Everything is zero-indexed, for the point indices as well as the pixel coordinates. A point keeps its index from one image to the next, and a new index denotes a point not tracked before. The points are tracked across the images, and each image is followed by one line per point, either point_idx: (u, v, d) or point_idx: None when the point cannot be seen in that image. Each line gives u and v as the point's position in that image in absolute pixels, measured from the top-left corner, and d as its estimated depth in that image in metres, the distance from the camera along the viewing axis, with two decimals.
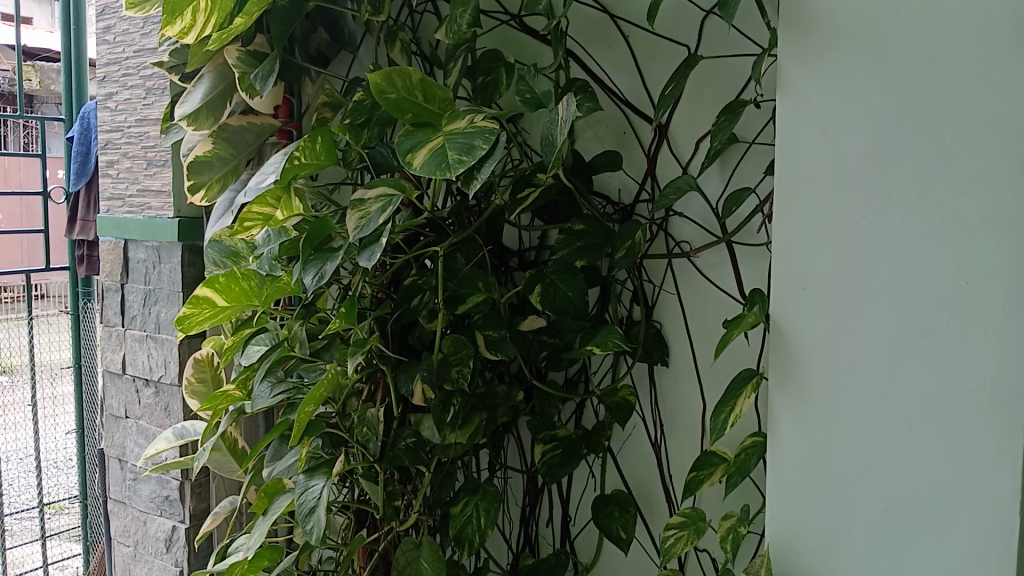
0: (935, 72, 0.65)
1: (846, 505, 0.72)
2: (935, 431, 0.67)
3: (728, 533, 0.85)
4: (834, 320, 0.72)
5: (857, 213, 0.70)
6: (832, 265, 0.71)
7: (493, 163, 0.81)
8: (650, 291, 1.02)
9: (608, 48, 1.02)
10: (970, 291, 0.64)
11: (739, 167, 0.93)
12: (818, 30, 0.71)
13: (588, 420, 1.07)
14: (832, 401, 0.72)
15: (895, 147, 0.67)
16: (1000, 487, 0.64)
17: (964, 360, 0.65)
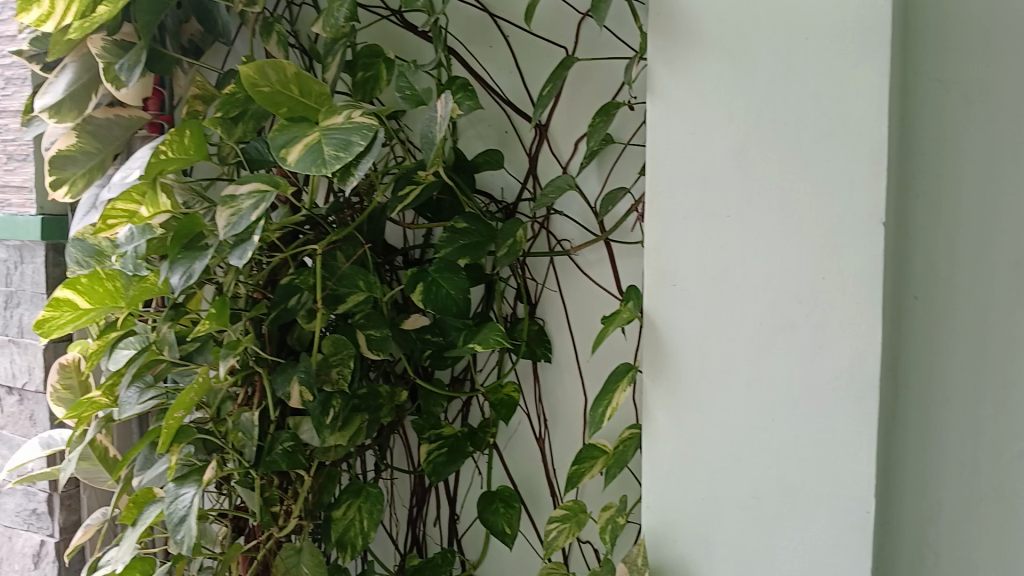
0: (794, 77, 0.68)
1: (716, 492, 0.75)
2: (797, 417, 0.70)
3: (607, 523, 0.87)
4: (703, 315, 0.74)
5: (722, 212, 0.73)
6: (701, 262, 0.74)
7: (370, 160, 0.80)
8: (534, 288, 1.02)
9: (488, 47, 1.03)
10: (826, 286, 0.68)
11: (615, 167, 0.95)
12: (686, 35, 0.74)
13: (475, 417, 1.07)
14: (702, 393, 0.75)
15: (757, 150, 0.71)
16: (857, 469, 0.68)
17: (823, 351, 0.69)
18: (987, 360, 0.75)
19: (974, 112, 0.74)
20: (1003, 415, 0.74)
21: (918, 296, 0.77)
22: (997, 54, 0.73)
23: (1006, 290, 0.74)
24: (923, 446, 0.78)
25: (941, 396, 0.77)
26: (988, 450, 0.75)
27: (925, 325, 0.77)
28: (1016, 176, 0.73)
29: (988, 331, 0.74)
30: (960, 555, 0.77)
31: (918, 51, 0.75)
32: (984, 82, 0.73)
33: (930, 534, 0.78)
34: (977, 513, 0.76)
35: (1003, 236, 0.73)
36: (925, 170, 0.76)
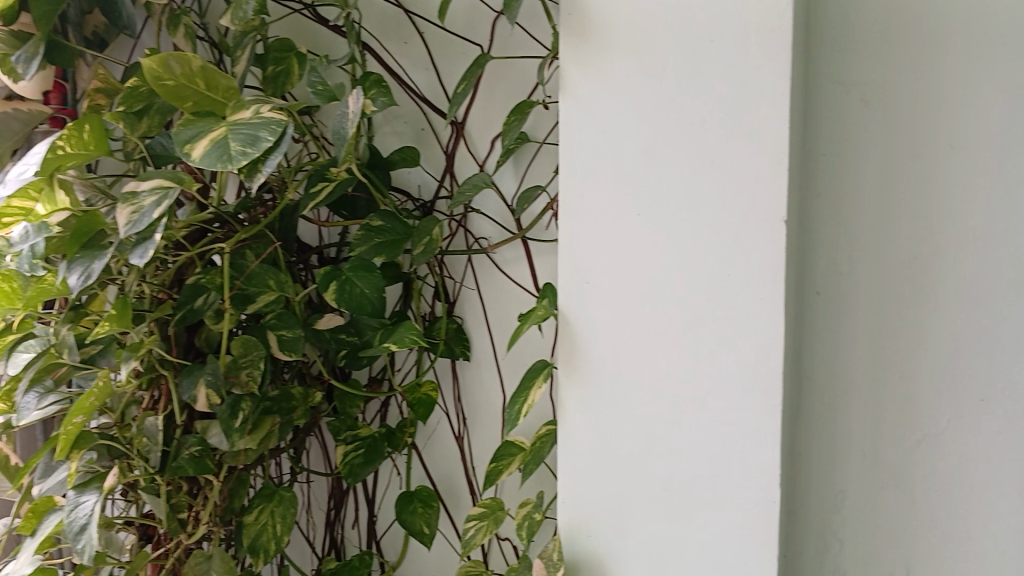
0: (700, 77, 0.70)
1: (629, 486, 0.76)
2: (705, 411, 0.72)
3: (524, 519, 0.86)
4: (616, 311, 0.75)
5: (633, 210, 0.73)
6: (613, 259, 0.75)
7: (278, 156, 0.78)
8: (451, 287, 1.02)
9: (404, 44, 1.01)
10: (732, 283, 0.70)
11: (531, 166, 0.96)
12: (596, 35, 0.74)
13: (394, 418, 1.06)
14: (615, 388, 0.76)
15: (665, 150, 0.72)
16: (763, 461, 0.70)
17: (728, 346, 0.70)
18: (886, 352, 0.77)
19: (872, 113, 0.76)
20: (901, 405, 0.77)
21: (821, 291, 0.79)
22: (894, 57, 0.75)
23: (903, 285, 0.76)
24: (827, 436, 0.80)
25: (843, 388, 0.79)
26: (888, 439, 0.77)
27: (827, 320, 0.79)
28: (912, 175, 0.75)
29: (886, 324, 0.77)
30: (863, 541, 0.79)
31: (819, 54, 0.78)
32: (881, 84, 0.76)
33: (834, 521, 0.80)
34: (878, 500, 0.78)
35: (899, 233, 0.76)
36: (827, 169, 0.78)
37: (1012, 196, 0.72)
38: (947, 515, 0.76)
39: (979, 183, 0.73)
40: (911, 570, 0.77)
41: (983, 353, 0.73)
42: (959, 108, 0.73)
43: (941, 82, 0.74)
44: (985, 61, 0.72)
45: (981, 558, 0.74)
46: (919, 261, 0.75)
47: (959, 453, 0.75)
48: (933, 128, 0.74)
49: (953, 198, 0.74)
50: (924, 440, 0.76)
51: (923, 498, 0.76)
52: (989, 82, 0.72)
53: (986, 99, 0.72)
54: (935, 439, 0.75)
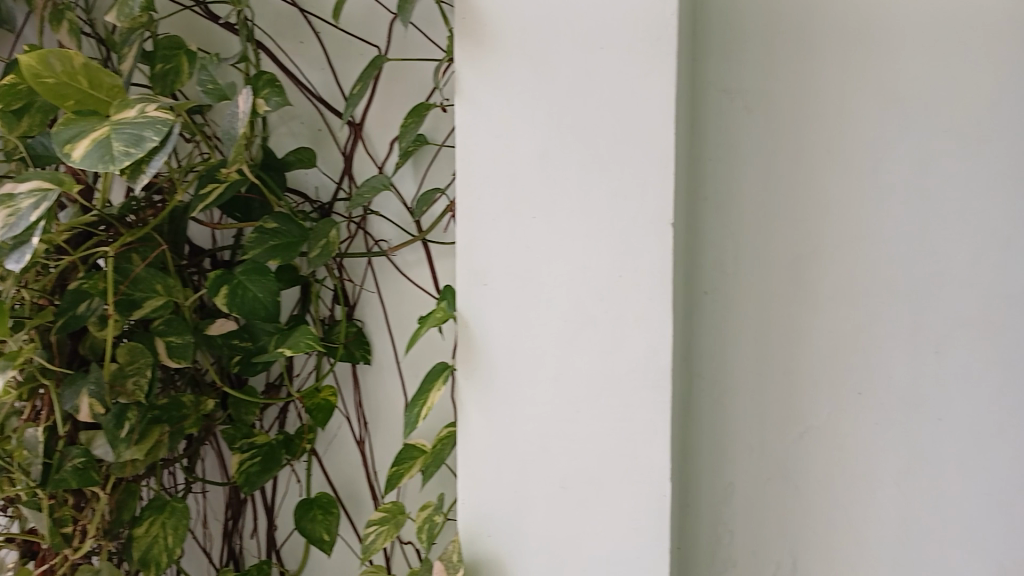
0: (590, 84, 0.72)
1: (527, 485, 0.77)
2: (599, 409, 0.74)
3: (423, 522, 0.83)
4: (513, 312, 0.76)
5: (528, 213, 0.74)
6: (509, 261, 0.75)
7: (163, 157, 0.76)
8: (351, 291, 0.98)
9: (299, 43, 0.99)
10: (623, 284, 0.72)
11: (430, 169, 0.94)
12: (489, 40, 0.75)
13: (292, 425, 1.03)
14: (513, 389, 0.76)
15: (558, 154, 0.73)
16: (655, 456, 0.73)
17: (619, 345, 0.73)
18: (770, 349, 0.80)
19: (756, 120, 0.79)
20: (785, 399, 0.80)
21: (709, 291, 0.82)
22: (774, 66, 0.78)
23: (785, 284, 0.79)
24: (717, 431, 0.83)
25: (732, 384, 0.82)
26: (774, 432, 0.81)
27: (715, 319, 0.82)
28: (792, 179, 0.78)
29: (770, 322, 0.80)
30: (751, 531, 0.82)
31: (706, 63, 0.80)
32: (763, 92, 0.79)
33: (724, 512, 0.83)
34: (765, 491, 0.81)
35: (781, 234, 0.79)
36: (714, 174, 0.81)
37: (883, 199, 0.75)
38: (828, 503, 0.79)
39: (853, 188, 0.76)
40: (796, 557, 0.81)
41: (859, 348, 0.77)
42: (834, 116, 0.77)
43: (817, 91, 0.77)
44: (859, 72, 0.76)
45: (859, 542, 0.79)
46: (800, 260, 0.79)
47: (838, 443, 0.78)
48: (811, 134, 0.77)
49: (830, 201, 0.77)
50: (806, 432, 0.79)
51: (805, 488, 0.80)
52: (863, 92, 0.75)
53: (859, 106, 0.76)
54: (815, 431, 0.79)
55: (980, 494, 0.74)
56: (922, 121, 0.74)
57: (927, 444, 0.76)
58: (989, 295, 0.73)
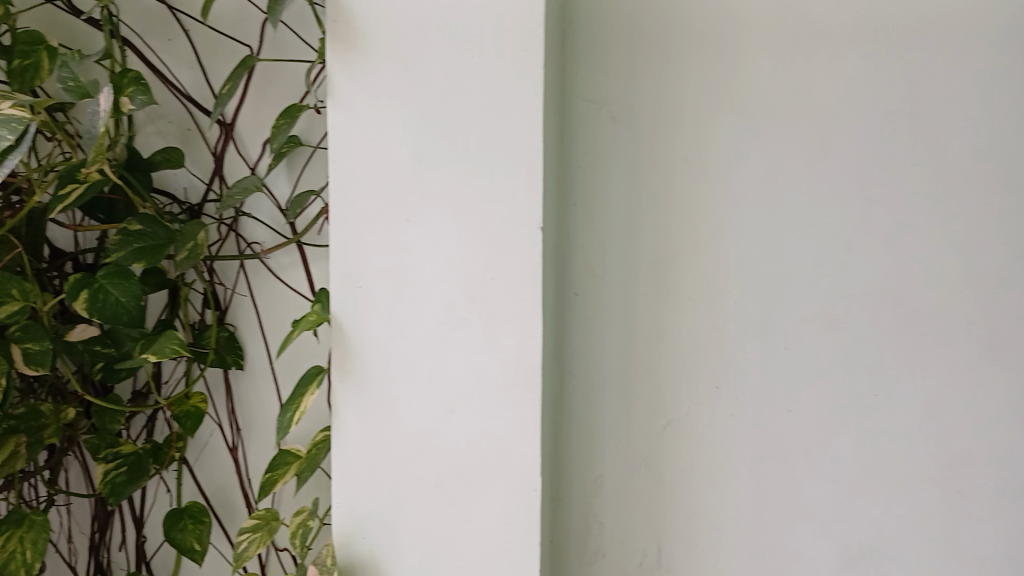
0: (461, 90, 0.73)
1: (402, 484, 0.77)
2: (473, 409, 0.75)
3: (298, 527, 0.82)
4: (388, 315, 0.76)
5: (402, 216, 0.75)
6: (383, 264, 0.76)
7: (18, 156, 0.71)
8: (222, 294, 0.96)
9: (168, 41, 0.96)
10: (495, 285, 0.74)
11: (304, 170, 0.93)
12: (362, 44, 0.75)
13: (162, 432, 1.01)
14: (387, 390, 0.77)
15: (431, 159, 0.74)
16: (526, 453, 0.75)
17: (491, 344, 0.74)
18: (635, 347, 0.84)
19: (621, 129, 0.82)
20: (649, 395, 0.84)
21: (579, 292, 0.85)
22: (639, 78, 0.82)
23: (649, 286, 0.83)
24: (587, 427, 0.86)
25: (600, 382, 0.85)
26: (639, 427, 0.84)
27: (585, 319, 0.85)
28: (656, 185, 0.82)
29: (635, 321, 0.84)
30: (620, 522, 0.85)
31: (576, 74, 0.83)
32: (627, 102, 0.82)
33: (594, 505, 0.86)
34: (631, 483, 0.85)
35: (645, 237, 0.83)
36: (583, 180, 0.84)
37: (738, 204, 0.80)
38: (690, 493, 0.83)
39: (710, 194, 0.81)
40: (661, 545, 0.84)
41: (717, 344, 0.82)
42: (693, 127, 0.81)
43: (678, 102, 0.81)
44: (716, 86, 0.80)
45: (719, 528, 0.83)
46: (662, 263, 0.82)
47: (700, 435, 0.83)
48: (672, 143, 0.81)
49: (689, 207, 0.81)
50: (669, 425, 0.83)
51: (669, 479, 0.84)
52: (719, 104, 0.80)
53: (715, 118, 0.80)
54: (677, 424, 0.83)
55: (826, 478, 0.80)
56: (772, 132, 0.79)
57: (779, 433, 0.81)
58: (833, 294, 0.78)
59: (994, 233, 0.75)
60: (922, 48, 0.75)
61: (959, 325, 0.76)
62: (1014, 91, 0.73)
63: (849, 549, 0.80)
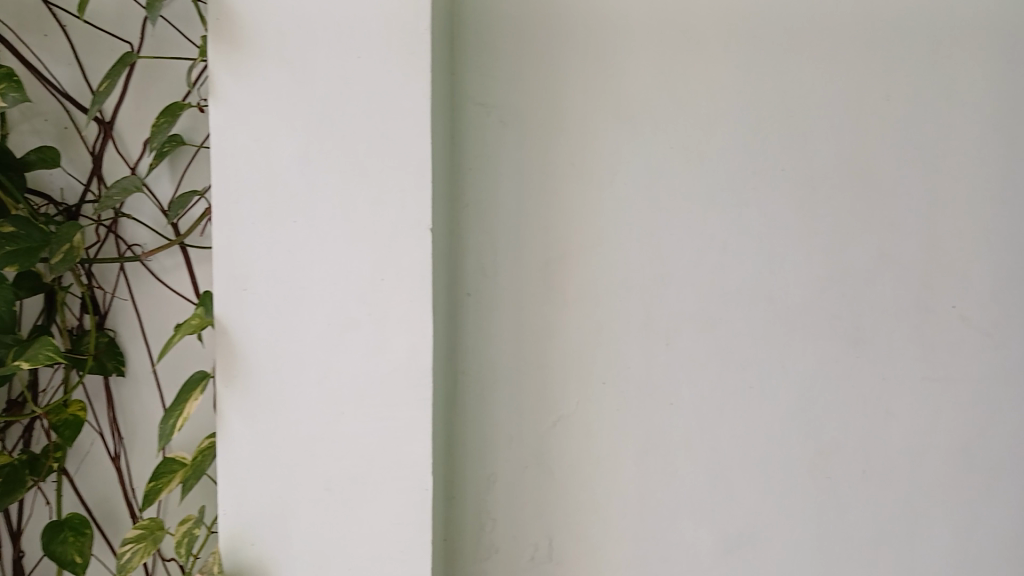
0: (348, 91, 0.73)
1: (290, 489, 0.76)
2: (362, 411, 0.75)
3: (183, 536, 0.80)
4: (277, 318, 0.75)
5: (288, 218, 0.74)
6: (269, 267, 0.74)
7: None
8: (102, 298, 0.93)
9: (42, 35, 0.92)
10: (384, 287, 0.74)
11: (188, 170, 0.91)
12: (245, 41, 0.73)
13: (40, 442, 0.97)
14: (274, 394, 0.75)
15: (316, 160, 0.74)
16: (417, 452, 0.75)
17: (381, 345, 0.74)
18: (526, 346, 0.84)
19: (510, 132, 0.83)
20: (540, 393, 0.85)
21: (470, 293, 0.85)
22: (526, 82, 0.82)
23: (538, 286, 0.84)
24: (480, 427, 0.86)
25: (492, 382, 0.85)
26: (531, 424, 0.85)
27: (476, 320, 0.85)
28: (544, 187, 0.83)
29: (526, 321, 0.84)
30: (512, 518, 0.86)
31: (464, 77, 0.83)
32: (515, 106, 0.83)
33: (487, 503, 0.86)
34: (523, 480, 0.85)
35: (535, 238, 0.83)
36: (473, 182, 0.83)
37: (623, 205, 0.82)
38: (581, 488, 0.85)
39: (595, 196, 0.83)
40: (553, 539, 0.86)
41: (604, 342, 0.84)
42: (579, 130, 0.82)
43: (564, 106, 0.82)
44: (600, 91, 0.82)
45: (608, 521, 0.85)
46: (551, 263, 0.84)
47: (589, 430, 0.84)
48: (559, 146, 0.83)
49: (575, 207, 0.83)
50: (559, 421, 0.85)
51: (560, 475, 0.85)
52: (604, 108, 0.82)
53: (600, 122, 0.82)
54: (567, 420, 0.85)
55: (707, 468, 0.84)
56: (654, 136, 0.82)
57: (663, 427, 0.84)
58: (711, 292, 0.82)
59: (859, 235, 0.81)
60: (784, 61, 0.80)
61: (826, 320, 0.82)
62: (875, 104, 0.80)
63: (728, 535, 0.84)
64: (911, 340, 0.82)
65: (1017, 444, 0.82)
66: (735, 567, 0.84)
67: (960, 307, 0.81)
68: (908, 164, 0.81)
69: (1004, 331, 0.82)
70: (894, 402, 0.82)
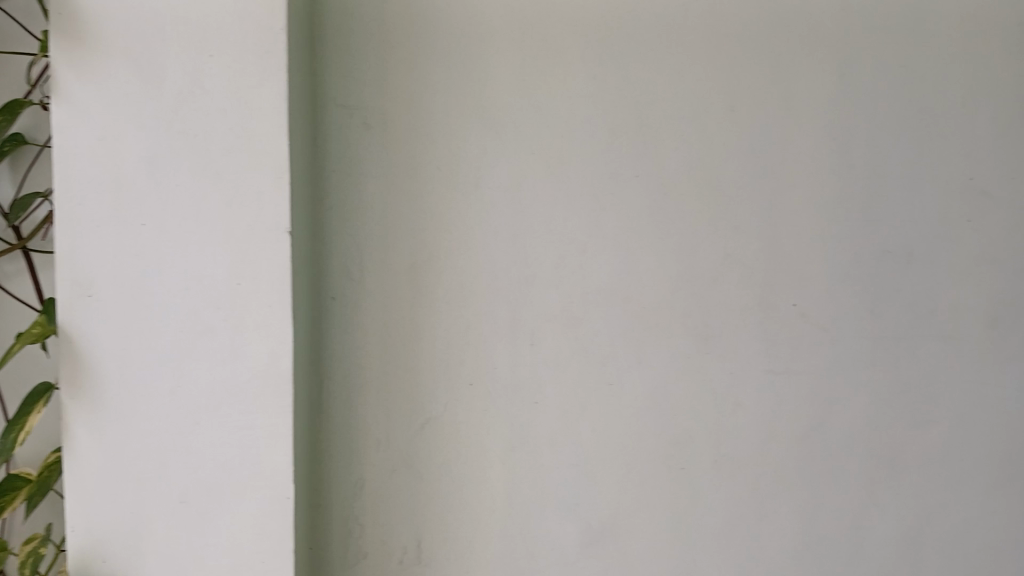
0: (199, 91, 0.71)
1: (144, 502, 0.73)
2: (219, 420, 0.73)
3: (27, 557, 0.75)
4: (128, 325, 0.72)
5: (138, 221, 0.71)
6: (118, 272, 0.71)
7: None
8: None
9: None
10: (241, 291, 0.72)
11: (30, 171, 0.86)
12: (89, 37, 0.70)
13: None
14: (125, 403, 0.72)
15: (167, 162, 0.71)
16: (277, 460, 0.74)
17: (239, 352, 0.73)
18: (393, 349, 0.84)
19: (373, 134, 0.82)
20: (407, 396, 0.84)
21: (335, 297, 0.83)
22: (389, 85, 0.82)
23: (404, 288, 0.84)
24: (348, 433, 0.84)
25: (358, 386, 0.84)
26: (398, 427, 0.85)
27: (341, 323, 0.84)
28: (408, 190, 0.83)
29: (392, 324, 0.84)
30: (381, 523, 0.85)
31: (325, 78, 0.82)
32: (378, 108, 0.82)
33: (354, 509, 0.85)
34: (392, 483, 0.85)
35: (400, 240, 0.83)
36: (336, 185, 0.82)
37: (485, 209, 0.83)
38: (448, 489, 0.85)
39: (458, 198, 0.83)
40: (421, 541, 0.85)
41: (468, 343, 0.84)
42: (442, 133, 0.83)
43: (428, 109, 0.82)
44: (463, 95, 0.82)
45: (475, 520, 0.86)
46: (416, 266, 0.84)
47: (456, 431, 0.85)
48: (423, 149, 0.83)
49: (439, 210, 0.83)
50: (427, 423, 0.85)
51: (428, 477, 0.85)
52: (467, 112, 0.83)
53: (463, 125, 0.83)
54: (434, 422, 0.85)
55: (569, 464, 0.86)
56: (514, 141, 0.83)
57: (527, 425, 0.85)
58: (570, 292, 0.84)
59: (707, 237, 0.85)
60: (637, 69, 0.83)
61: (678, 318, 0.85)
62: (721, 112, 0.84)
63: (591, 528, 0.86)
64: (757, 336, 0.86)
65: (854, 433, 0.88)
66: (596, 559, 0.87)
67: (800, 305, 0.86)
68: (753, 170, 0.85)
69: (840, 327, 0.87)
70: (741, 396, 0.86)
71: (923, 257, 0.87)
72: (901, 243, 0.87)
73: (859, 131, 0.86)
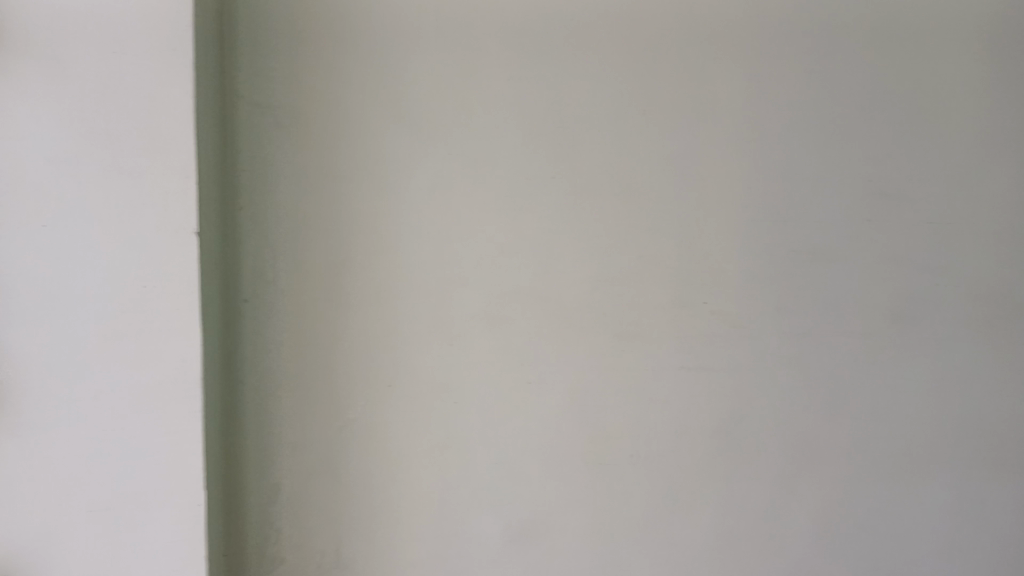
0: (105, 88, 0.69)
1: (52, 514, 0.70)
2: (130, 426, 0.71)
3: None
4: (32, 328, 0.69)
5: (41, 220, 0.68)
6: (20, 273, 0.68)
7: None
8: None
9: None
10: (150, 294, 0.71)
11: None
12: None
13: None
14: (30, 411, 0.69)
15: (73, 159, 0.69)
16: (189, 465, 0.73)
17: (149, 356, 0.71)
18: (309, 351, 0.83)
19: (287, 133, 0.81)
20: (325, 399, 0.83)
21: (249, 299, 0.81)
22: (303, 84, 0.81)
23: (320, 289, 0.83)
24: (263, 438, 0.83)
25: (274, 389, 0.83)
26: (316, 430, 0.83)
27: (255, 326, 0.82)
28: (324, 190, 0.82)
29: (308, 326, 0.83)
30: (298, 528, 0.84)
31: (236, 76, 0.80)
32: (293, 107, 0.81)
33: (271, 515, 0.83)
34: (309, 487, 0.84)
35: (315, 241, 0.82)
36: (248, 185, 0.81)
37: (403, 209, 0.83)
38: (367, 492, 0.85)
39: (375, 198, 0.83)
40: (340, 545, 0.84)
41: (387, 344, 0.84)
42: (358, 133, 0.82)
43: (344, 109, 0.82)
44: (380, 95, 0.82)
45: (396, 522, 0.85)
46: (332, 266, 0.83)
47: (376, 433, 0.84)
48: (339, 149, 0.82)
49: (355, 211, 0.82)
50: (345, 426, 0.84)
51: (346, 480, 0.84)
52: (384, 112, 0.82)
53: (380, 125, 0.82)
54: (353, 424, 0.84)
55: (490, 464, 0.86)
56: (433, 140, 0.83)
57: (447, 425, 0.85)
58: (489, 292, 0.84)
59: (621, 237, 0.86)
60: (553, 71, 0.84)
61: (597, 317, 0.86)
62: (635, 114, 0.85)
63: (513, 527, 0.86)
64: (673, 334, 0.87)
65: (768, 427, 0.90)
66: (517, 558, 0.87)
67: (712, 304, 0.88)
68: (666, 171, 0.86)
69: (752, 324, 0.89)
70: (658, 392, 0.88)
71: (830, 255, 0.90)
72: (807, 242, 0.89)
73: (767, 133, 0.88)
